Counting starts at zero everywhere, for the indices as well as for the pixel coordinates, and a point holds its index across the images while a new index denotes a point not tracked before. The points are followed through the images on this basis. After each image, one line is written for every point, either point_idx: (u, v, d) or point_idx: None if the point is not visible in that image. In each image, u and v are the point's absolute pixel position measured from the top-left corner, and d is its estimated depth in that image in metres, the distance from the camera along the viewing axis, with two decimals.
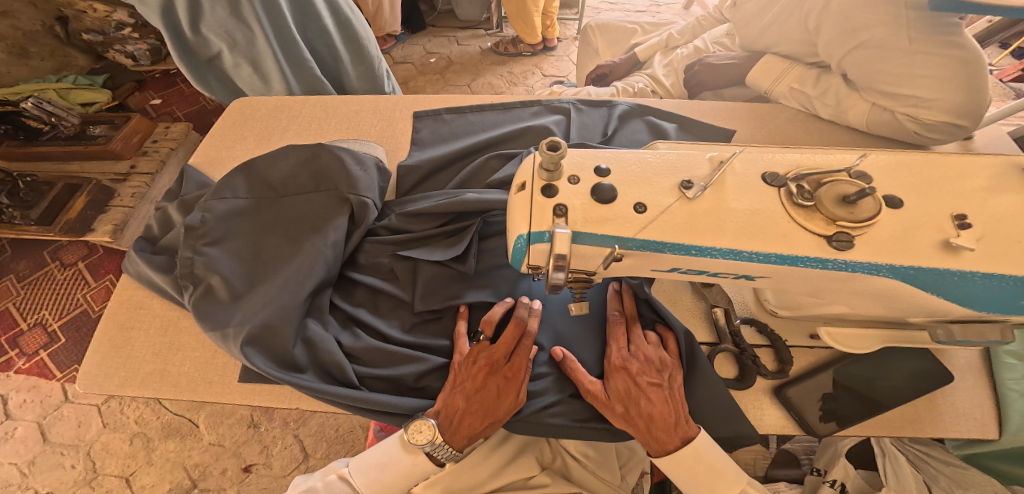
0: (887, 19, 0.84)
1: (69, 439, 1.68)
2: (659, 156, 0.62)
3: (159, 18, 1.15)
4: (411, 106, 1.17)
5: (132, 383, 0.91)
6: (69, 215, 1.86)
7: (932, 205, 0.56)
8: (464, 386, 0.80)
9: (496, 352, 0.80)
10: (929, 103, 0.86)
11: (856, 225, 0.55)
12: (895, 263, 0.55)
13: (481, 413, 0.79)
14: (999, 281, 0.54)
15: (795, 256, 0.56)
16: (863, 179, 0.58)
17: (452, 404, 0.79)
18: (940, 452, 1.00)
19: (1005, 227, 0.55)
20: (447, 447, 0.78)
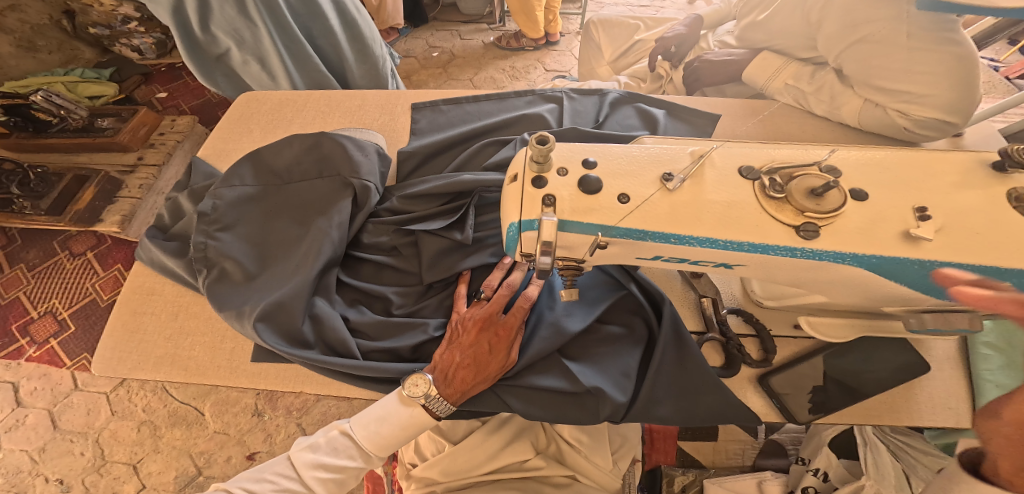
0: (891, 14, 0.85)
1: (79, 426, 1.73)
2: (645, 151, 0.65)
3: (169, 15, 1.18)
4: (410, 99, 1.20)
5: (144, 366, 0.95)
6: (77, 206, 1.90)
7: (898, 199, 0.59)
8: (460, 341, 0.83)
9: (491, 308, 0.84)
10: (922, 100, 0.87)
11: (823, 216, 0.58)
12: (860, 253, 0.58)
13: (473, 368, 0.82)
14: (958, 272, 0.57)
15: (766, 245, 0.59)
16: (833, 173, 0.61)
17: (448, 358, 0.82)
18: (921, 442, 1.04)
19: (966, 221, 0.57)
20: (442, 400, 0.81)
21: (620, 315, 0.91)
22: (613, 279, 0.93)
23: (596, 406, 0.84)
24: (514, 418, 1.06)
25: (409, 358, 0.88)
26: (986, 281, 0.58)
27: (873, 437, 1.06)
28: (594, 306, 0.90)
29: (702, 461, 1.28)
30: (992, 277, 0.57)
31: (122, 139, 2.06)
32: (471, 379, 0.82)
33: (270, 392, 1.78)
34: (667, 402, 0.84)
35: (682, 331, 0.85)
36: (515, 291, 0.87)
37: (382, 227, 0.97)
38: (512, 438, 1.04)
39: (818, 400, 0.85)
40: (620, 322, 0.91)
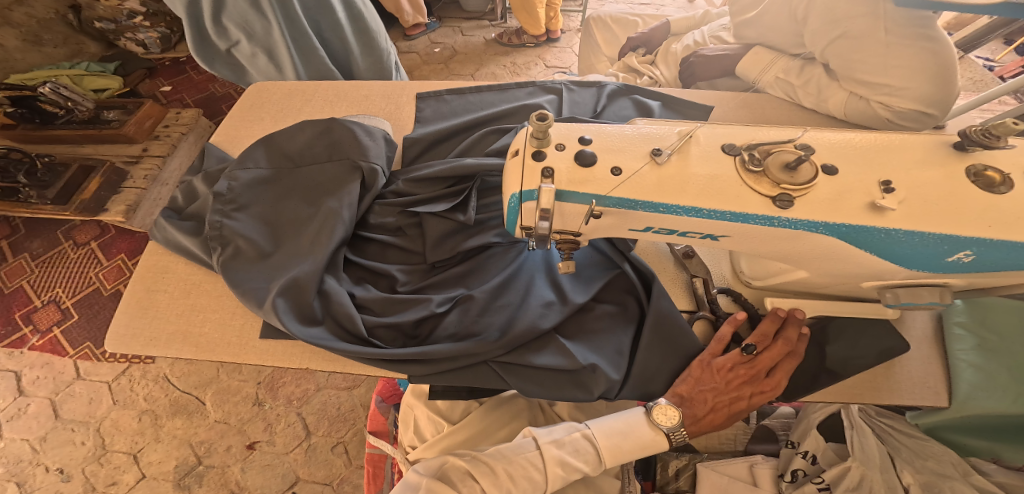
0: (868, 11, 0.87)
1: (80, 416, 1.77)
2: (636, 130, 0.70)
3: (183, 8, 1.22)
4: (416, 90, 1.25)
5: (155, 343, 0.95)
6: (83, 196, 1.93)
7: (864, 173, 0.64)
8: (718, 386, 0.85)
9: (760, 365, 0.85)
10: (900, 92, 0.90)
11: (797, 188, 0.63)
12: (831, 222, 0.63)
13: (724, 414, 0.85)
14: (920, 237, 0.62)
15: (746, 213, 0.64)
16: (807, 150, 0.65)
17: (702, 398, 0.85)
18: (904, 424, 1.08)
19: (926, 193, 0.62)
20: (686, 434, 0.84)
21: (614, 294, 0.96)
22: (606, 258, 0.98)
23: (592, 382, 0.87)
24: (514, 399, 1.10)
25: (411, 333, 0.92)
26: (949, 250, 0.63)
27: (859, 420, 1.11)
28: (592, 281, 0.95)
29: (695, 446, 1.30)
30: (953, 246, 0.62)
31: (128, 131, 2.08)
32: (719, 423, 0.86)
33: (272, 382, 1.83)
34: (661, 377, 0.89)
35: (670, 309, 0.89)
36: (788, 348, 0.85)
37: (387, 208, 1.02)
38: (509, 418, 1.08)
39: (800, 378, 0.90)
40: (615, 301, 0.96)
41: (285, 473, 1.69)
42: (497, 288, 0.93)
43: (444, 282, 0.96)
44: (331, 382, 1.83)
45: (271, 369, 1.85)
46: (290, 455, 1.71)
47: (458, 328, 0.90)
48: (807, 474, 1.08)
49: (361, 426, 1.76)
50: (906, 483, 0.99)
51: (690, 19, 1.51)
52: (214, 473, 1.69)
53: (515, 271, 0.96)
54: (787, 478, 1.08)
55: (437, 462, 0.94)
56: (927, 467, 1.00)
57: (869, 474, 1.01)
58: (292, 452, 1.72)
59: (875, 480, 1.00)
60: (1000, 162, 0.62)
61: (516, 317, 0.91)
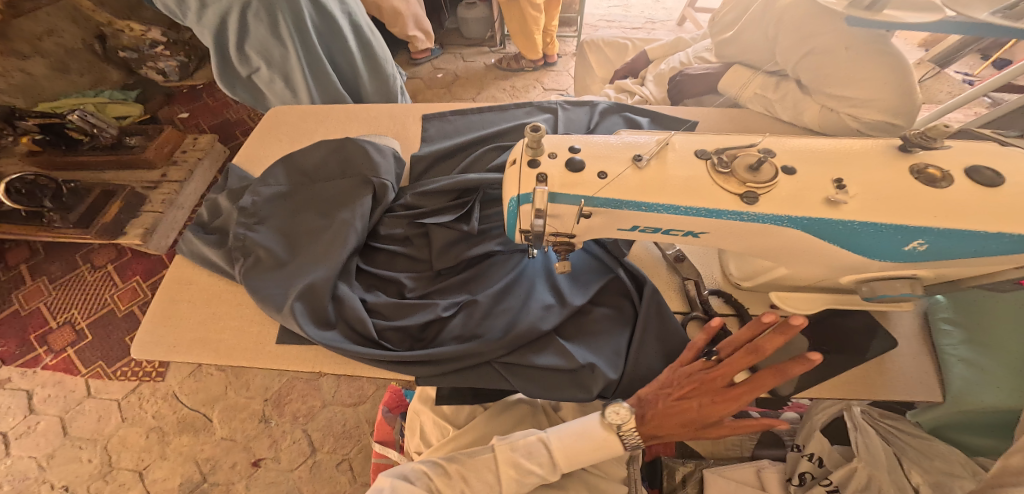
0: (832, 29, 0.94)
1: (88, 433, 1.82)
2: (620, 139, 0.77)
3: (210, 36, 1.33)
4: (420, 111, 1.33)
5: (177, 349, 1.00)
6: (104, 219, 1.96)
7: (822, 172, 0.70)
8: (675, 392, 0.86)
9: (721, 374, 0.84)
10: (867, 104, 0.97)
11: (761, 186, 0.70)
12: (794, 216, 0.70)
13: (680, 421, 0.85)
14: (875, 227, 0.68)
15: (718, 209, 0.71)
16: (768, 153, 0.72)
17: (658, 403, 0.86)
18: (908, 424, 1.11)
19: (881, 189, 0.68)
20: (636, 437, 0.86)
21: (610, 297, 1.02)
22: (601, 263, 1.05)
23: (591, 381, 0.92)
24: (518, 404, 1.14)
25: (418, 336, 0.98)
26: (904, 240, 0.69)
27: (863, 420, 1.14)
28: (590, 283, 1.01)
29: (701, 452, 1.35)
30: (907, 235, 0.68)
31: (149, 155, 2.20)
32: (673, 430, 0.86)
33: (278, 399, 1.88)
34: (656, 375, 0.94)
35: (663, 309, 0.96)
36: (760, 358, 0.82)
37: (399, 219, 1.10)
38: (514, 423, 1.11)
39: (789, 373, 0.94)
40: (611, 304, 1.01)
41: (290, 490, 1.72)
42: (499, 293, 0.99)
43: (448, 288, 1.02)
44: (336, 398, 1.88)
45: (278, 385, 1.90)
46: (295, 471, 1.75)
47: (463, 330, 0.96)
48: (816, 477, 1.12)
49: (366, 443, 1.80)
50: (915, 483, 1.02)
51: (666, 45, 1.67)
52: (219, 489, 1.72)
53: (516, 276, 1.02)
54: (795, 481, 1.14)
55: (401, 466, 0.99)
56: (935, 467, 1.01)
57: (876, 473, 1.05)
58: (297, 468, 1.75)
59: (882, 482, 1.04)
60: (940, 160, 0.69)
61: (517, 320, 0.96)
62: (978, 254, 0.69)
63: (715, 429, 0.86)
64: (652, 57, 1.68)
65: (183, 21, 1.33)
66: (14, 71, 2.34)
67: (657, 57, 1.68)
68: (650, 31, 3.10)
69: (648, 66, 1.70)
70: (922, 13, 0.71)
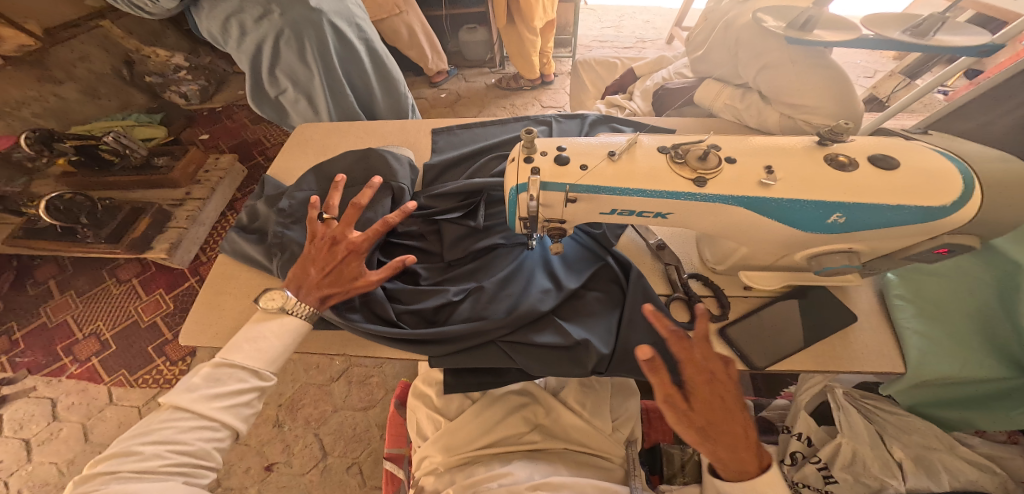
0: (779, 46, 1.15)
1: (109, 438, 1.94)
2: (599, 139, 0.92)
3: (247, 60, 1.50)
4: (430, 126, 1.49)
5: (220, 336, 1.14)
6: (133, 234, 2.14)
7: (757, 160, 0.85)
8: (313, 257, 1.05)
9: (335, 231, 1.05)
10: (815, 110, 1.14)
11: (708, 171, 0.84)
12: (737, 196, 0.84)
13: (331, 277, 1.04)
14: (800, 202, 0.83)
15: (674, 191, 0.86)
16: (714, 146, 0.87)
17: (305, 270, 1.04)
18: (887, 404, 1.24)
19: (806, 174, 0.83)
20: (305, 306, 1.03)
21: (600, 282, 1.16)
22: (594, 253, 1.19)
23: (585, 357, 1.06)
24: (507, 396, 1.26)
25: (431, 319, 1.11)
26: (825, 213, 0.83)
27: (844, 400, 1.25)
28: (583, 270, 1.16)
29: None
30: (827, 209, 0.83)
31: (175, 176, 2.37)
32: (333, 286, 1.03)
33: (291, 404, 2.00)
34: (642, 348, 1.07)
35: (647, 290, 1.10)
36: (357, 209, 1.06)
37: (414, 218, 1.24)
38: (505, 413, 1.24)
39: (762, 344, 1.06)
40: (601, 288, 1.15)
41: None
42: (502, 280, 1.14)
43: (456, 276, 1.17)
44: (347, 404, 2.01)
45: (292, 391, 2.03)
46: (307, 475, 1.86)
47: (470, 313, 1.10)
48: (806, 456, 1.22)
49: (375, 446, 1.92)
50: (898, 457, 1.14)
51: (651, 63, 1.85)
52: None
53: (518, 266, 1.16)
54: (787, 461, 1.23)
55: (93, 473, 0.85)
56: (913, 440, 1.16)
57: (861, 449, 1.16)
58: (308, 472, 1.87)
59: (867, 457, 1.15)
60: (847, 150, 0.85)
61: (519, 302, 1.11)
62: (894, 224, 0.82)
63: (360, 281, 1.03)
64: (638, 73, 1.86)
65: (224, 45, 1.51)
66: (49, 96, 2.49)
67: (644, 73, 1.85)
68: (641, 50, 3.31)
69: (635, 82, 1.87)
70: (842, 34, 0.91)
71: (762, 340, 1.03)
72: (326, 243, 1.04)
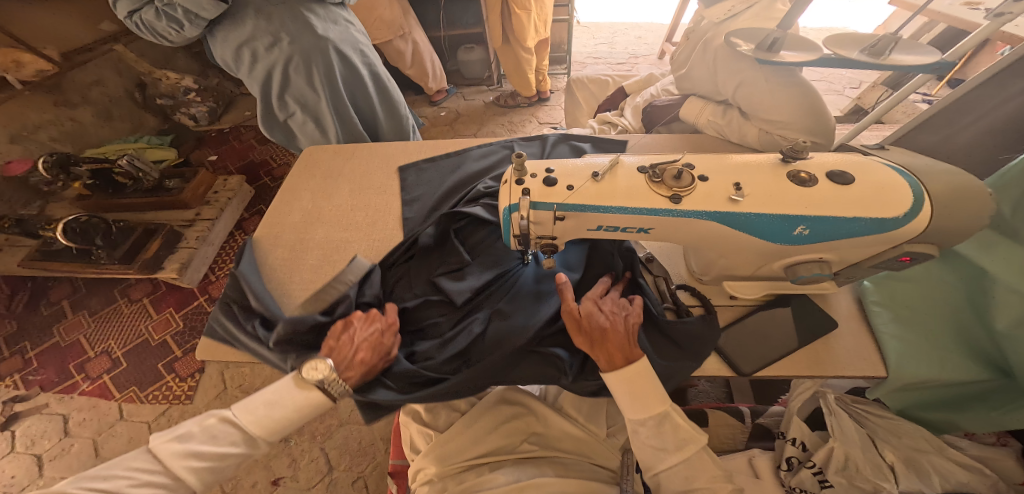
0: (752, 67, 1.23)
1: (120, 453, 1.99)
2: (583, 161, 0.99)
3: (257, 85, 1.59)
4: (430, 147, 1.57)
5: (232, 351, 1.19)
6: (146, 254, 2.22)
7: (727, 178, 0.92)
8: (350, 339, 1.12)
9: (373, 321, 1.15)
10: (789, 125, 1.22)
11: (682, 190, 0.91)
12: (709, 211, 0.91)
13: (366, 359, 1.11)
14: (768, 215, 0.89)
15: (653, 209, 0.92)
16: (688, 166, 0.95)
17: (342, 352, 1.11)
18: (878, 408, 1.26)
19: (773, 190, 0.90)
20: (340, 383, 1.08)
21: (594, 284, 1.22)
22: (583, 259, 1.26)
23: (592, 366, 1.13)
24: (500, 405, 1.29)
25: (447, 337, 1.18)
26: (790, 226, 0.90)
27: (836, 405, 1.27)
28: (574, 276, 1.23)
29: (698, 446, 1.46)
30: (791, 222, 0.89)
31: (185, 197, 2.45)
32: (367, 367, 1.11)
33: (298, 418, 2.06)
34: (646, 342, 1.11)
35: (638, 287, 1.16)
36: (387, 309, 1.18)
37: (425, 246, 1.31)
38: (495, 424, 1.26)
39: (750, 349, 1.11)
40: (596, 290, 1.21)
41: None
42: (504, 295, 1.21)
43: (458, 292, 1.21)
44: (352, 418, 2.06)
45: None
46: (313, 488, 1.91)
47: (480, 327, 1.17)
48: (801, 461, 1.22)
49: (380, 459, 1.97)
50: (889, 460, 1.17)
51: (641, 80, 1.93)
52: None
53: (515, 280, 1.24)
54: (784, 466, 1.23)
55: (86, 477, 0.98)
56: (904, 444, 1.18)
57: (851, 452, 1.18)
58: (314, 485, 1.91)
59: (858, 460, 1.17)
60: (809, 167, 0.91)
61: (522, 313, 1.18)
62: (854, 235, 0.88)
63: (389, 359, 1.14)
64: (629, 90, 1.94)
65: (236, 72, 1.59)
66: (66, 120, 2.61)
67: (634, 90, 1.93)
68: (635, 65, 3.41)
69: (626, 99, 1.95)
70: (805, 53, 0.99)
71: (748, 348, 1.09)
72: (366, 326, 1.14)
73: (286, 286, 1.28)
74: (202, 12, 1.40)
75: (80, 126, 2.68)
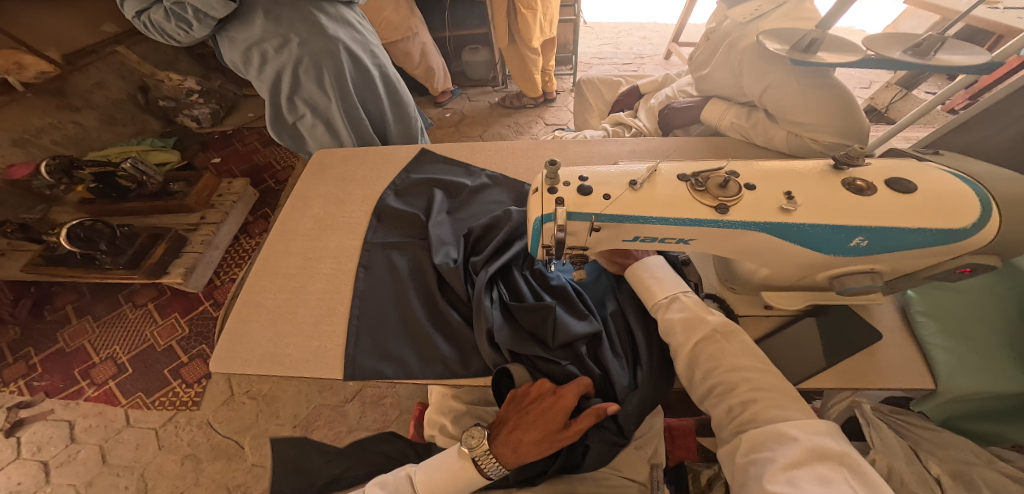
0: (780, 68, 1.18)
1: (127, 461, 1.95)
2: (619, 168, 0.94)
3: (265, 88, 1.53)
4: (444, 151, 1.52)
5: (247, 363, 1.14)
6: (151, 260, 2.16)
7: (775, 186, 0.88)
8: (518, 411, 1.04)
9: (546, 397, 1.04)
10: (820, 128, 1.17)
11: (729, 199, 0.87)
12: (758, 222, 0.87)
13: (529, 435, 1.01)
14: (822, 226, 0.86)
15: (698, 219, 0.88)
16: (733, 173, 0.90)
17: (508, 426, 1.03)
18: (917, 418, 1.26)
19: (825, 199, 0.86)
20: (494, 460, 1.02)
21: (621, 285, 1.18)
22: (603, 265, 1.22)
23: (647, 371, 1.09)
24: None
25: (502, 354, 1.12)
26: (848, 237, 0.86)
27: (874, 416, 1.29)
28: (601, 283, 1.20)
29: None
30: (848, 233, 0.85)
31: (190, 201, 2.40)
32: (530, 445, 1.01)
33: (307, 425, 2.00)
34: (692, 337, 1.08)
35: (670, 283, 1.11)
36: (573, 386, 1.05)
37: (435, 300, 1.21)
38: None
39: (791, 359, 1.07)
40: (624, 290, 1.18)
41: None
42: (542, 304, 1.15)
43: (527, 323, 1.11)
44: (362, 424, 2.01)
45: (306, 412, 2.03)
46: None
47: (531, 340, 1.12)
48: None
49: None
50: (935, 471, 1.15)
51: (655, 81, 1.89)
52: None
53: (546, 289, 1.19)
54: None
55: None
56: (950, 455, 1.16)
57: (895, 464, 1.18)
58: None
59: (903, 472, 1.16)
60: (864, 175, 0.88)
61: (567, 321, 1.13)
62: (914, 248, 0.85)
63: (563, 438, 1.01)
64: (644, 90, 1.89)
65: (244, 74, 1.53)
66: (68, 122, 2.56)
67: (648, 91, 1.89)
68: (640, 65, 3.36)
69: (640, 100, 1.90)
70: (844, 55, 0.93)
71: (790, 359, 1.05)
72: (542, 401, 1.03)
73: (302, 296, 1.23)
74: (211, 11, 1.35)
75: (83, 129, 2.63)
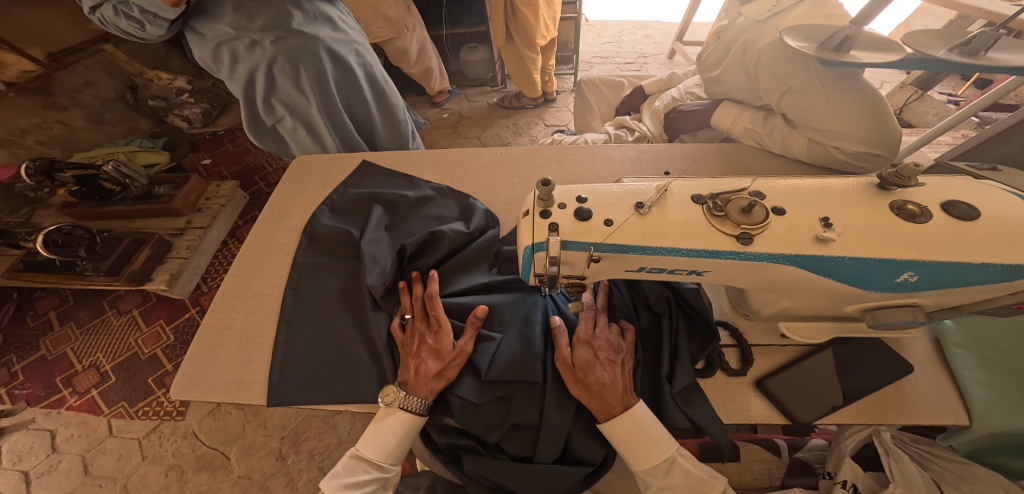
0: (803, 69, 1.06)
1: (109, 471, 1.85)
2: (623, 187, 0.85)
3: (241, 89, 1.42)
4: (433, 158, 1.40)
5: (214, 391, 1.03)
6: (133, 265, 2.04)
7: (808, 212, 0.80)
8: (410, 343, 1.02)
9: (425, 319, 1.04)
10: (847, 136, 1.07)
11: (754, 227, 0.79)
12: (788, 254, 0.79)
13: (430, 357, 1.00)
14: (863, 260, 0.78)
15: (716, 250, 0.80)
16: (758, 196, 0.82)
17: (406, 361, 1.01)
18: (940, 449, 1.11)
19: (861, 228, 0.78)
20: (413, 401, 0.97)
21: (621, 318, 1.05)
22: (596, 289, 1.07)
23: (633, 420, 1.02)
24: None
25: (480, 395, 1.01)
26: (894, 272, 0.78)
27: (894, 446, 1.12)
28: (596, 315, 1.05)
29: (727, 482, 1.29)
30: (896, 268, 0.78)
31: (176, 204, 2.28)
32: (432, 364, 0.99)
33: (295, 436, 1.90)
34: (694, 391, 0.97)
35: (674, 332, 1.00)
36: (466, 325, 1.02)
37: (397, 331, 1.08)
38: None
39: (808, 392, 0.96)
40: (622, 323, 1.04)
41: None
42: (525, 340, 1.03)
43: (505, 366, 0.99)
44: (352, 435, 1.90)
45: (295, 423, 1.92)
46: None
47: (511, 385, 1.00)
48: None
49: None
50: None
51: (660, 81, 1.77)
52: None
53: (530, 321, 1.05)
54: None
55: None
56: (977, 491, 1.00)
57: None
58: None
59: None
60: (915, 197, 0.80)
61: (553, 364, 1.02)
62: (973, 284, 0.78)
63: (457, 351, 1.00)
64: (648, 92, 1.78)
65: (216, 73, 1.42)
66: (53, 123, 2.47)
67: (652, 92, 1.77)
68: (644, 65, 3.24)
69: (645, 101, 1.78)
70: (883, 53, 0.81)
71: (807, 394, 0.94)
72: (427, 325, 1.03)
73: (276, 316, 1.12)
74: (161, 12, 1.25)
75: (68, 129, 2.53)
